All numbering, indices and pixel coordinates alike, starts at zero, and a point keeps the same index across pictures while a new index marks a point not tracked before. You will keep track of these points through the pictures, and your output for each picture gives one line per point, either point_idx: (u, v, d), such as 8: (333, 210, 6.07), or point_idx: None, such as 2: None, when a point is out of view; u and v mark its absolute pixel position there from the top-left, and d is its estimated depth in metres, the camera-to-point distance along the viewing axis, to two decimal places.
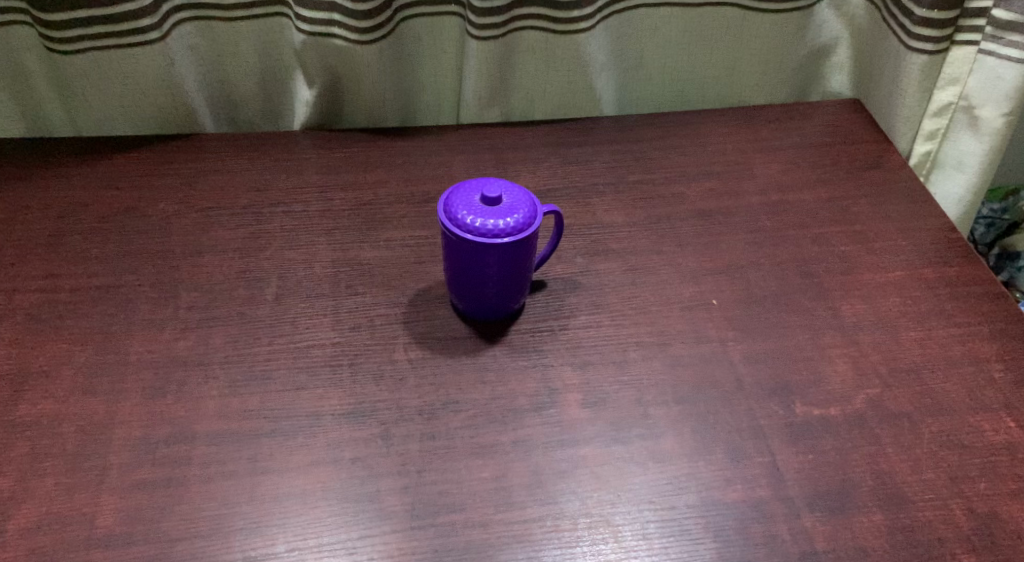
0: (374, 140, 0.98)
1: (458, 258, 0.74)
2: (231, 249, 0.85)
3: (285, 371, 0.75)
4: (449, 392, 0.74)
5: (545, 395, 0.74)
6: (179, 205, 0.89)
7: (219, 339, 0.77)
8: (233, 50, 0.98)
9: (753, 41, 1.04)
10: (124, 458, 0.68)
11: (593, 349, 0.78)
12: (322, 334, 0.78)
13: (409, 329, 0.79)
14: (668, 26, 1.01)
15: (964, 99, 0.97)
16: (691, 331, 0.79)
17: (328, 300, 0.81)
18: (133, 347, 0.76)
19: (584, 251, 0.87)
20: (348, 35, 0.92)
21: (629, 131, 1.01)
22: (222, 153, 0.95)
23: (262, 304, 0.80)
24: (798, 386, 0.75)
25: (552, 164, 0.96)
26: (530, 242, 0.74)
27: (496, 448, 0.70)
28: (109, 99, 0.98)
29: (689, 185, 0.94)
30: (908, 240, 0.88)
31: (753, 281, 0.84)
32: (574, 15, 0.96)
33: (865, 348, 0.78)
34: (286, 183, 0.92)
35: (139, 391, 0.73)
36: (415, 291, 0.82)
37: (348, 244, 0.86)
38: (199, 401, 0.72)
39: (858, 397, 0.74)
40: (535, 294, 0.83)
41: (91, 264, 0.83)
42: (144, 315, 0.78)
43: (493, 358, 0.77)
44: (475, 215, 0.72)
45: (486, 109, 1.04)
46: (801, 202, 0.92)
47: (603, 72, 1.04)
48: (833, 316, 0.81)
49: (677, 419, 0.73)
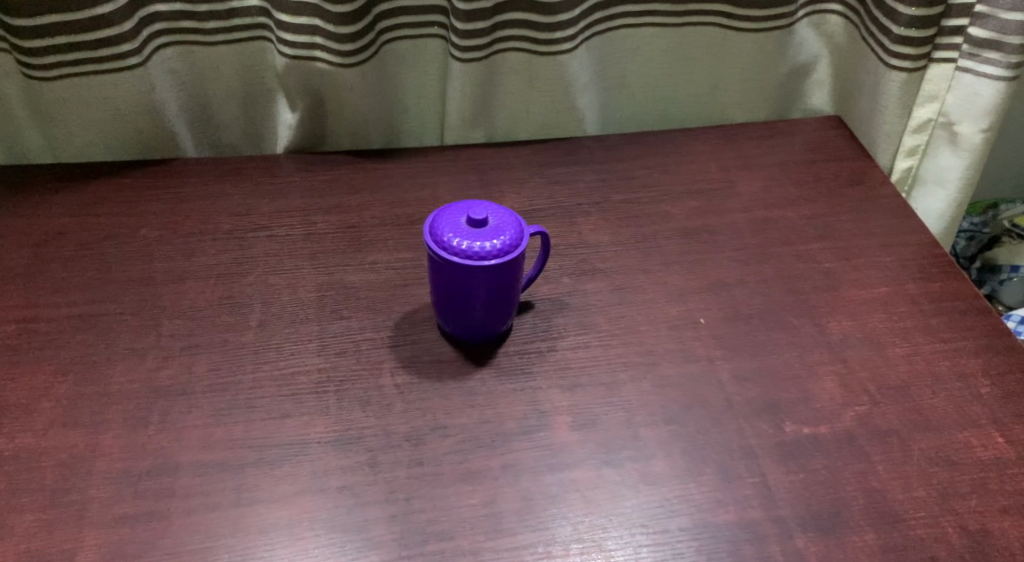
0: (357, 163, 0.98)
1: (445, 281, 0.74)
2: (213, 275, 0.84)
3: (270, 399, 0.74)
4: (438, 417, 0.73)
5: (534, 418, 0.73)
6: (160, 232, 0.88)
7: (202, 367, 0.76)
8: (214, 74, 0.97)
9: (735, 60, 1.05)
10: (105, 491, 0.67)
11: (582, 370, 0.77)
12: (308, 360, 0.77)
13: (395, 353, 0.78)
14: (650, 46, 1.02)
15: (943, 116, 0.99)
16: (679, 350, 0.79)
17: (313, 325, 0.80)
18: (114, 377, 0.75)
19: (571, 271, 0.87)
20: (330, 59, 0.92)
21: (613, 151, 1.01)
22: (203, 178, 0.94)
23: (246, 330, 0.79)
24: (787, 404, 0.75)
25: (536, 183, 0.96)
26: (517, 264, 0.73)
27: (486, 473, 0.69)
28: (88, 125, 0.97)
29: (674, 204, 0.94)
30: (893, 256, 0.88)
31: (739, 299, 0.84)
32: (556, 36, 0.96)
33: (853, 365, 0.78)
34: (270, 208, 0.91)
35: (121, 422, 0.71)
36: (401, 314, 0.82)
37: (333, 268, 0.85)
38: (182, 431, 0.71)
39: (847, 414, 0.74)
40: (522, 314, 0.82)
41: (72, 293, 0.81)
42: (126, 343, 0.77)
43: (481, 381, 0.76)
44: (462, 238, 0.71)
45: (470, 130, 1.04)
46: (785, 219, 0.92)
47: (586, 92, 1.04)
48: (820, 333, 0.81)
49: (667, 439, 0.72)
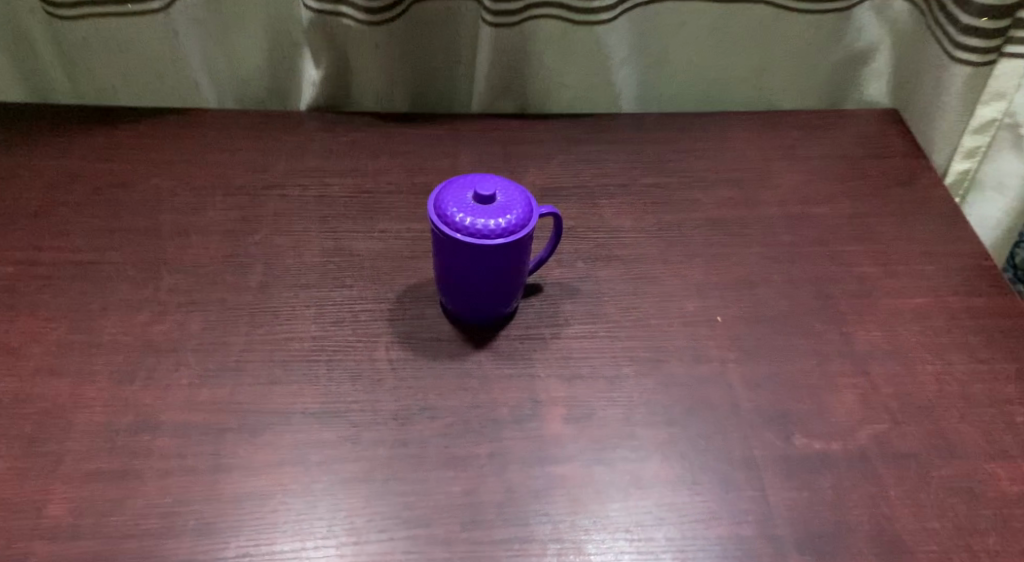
0: (379, 126, 0.95)
1: (448, 259, 0.71)
2: (220, 231, 0.82)
3: (261, 364, 0.72)
4: (428, 398, 0.70)
5: (528, 407, 0.70)
6: (173, 183, 0.87)
7: (196, 326, 0.74)
8: (240, 25, 0.94)
9: (785, 43, 0.98)
10: (82, 445, 0.66)
11: (584, 361, 0.73)
12: (304, 327, 0.75)
13: (393, 328, 0.76)
14: (695, 23, 0.95)
15: (1009, 115, 0.92)
16: (691, 348, 0.75)
17: (313, 290, 0.78)
18: (108, 328, 0.73)
19: (587, 256, 0.83)
20: (355, 15, 0.89)
21: (646, 132, 0.96)
22: (222, 133, 0.93)
23: (245, 292, 0.77)
24: (800, 415, 0.70)
25: (562, 161, 0.92)
26: (524, 245, 0.71)
27: (470, 461, 0.66)
28: (111, 68, 0.95)
29: (704, 193, 0.90)
30: (935, 265, 0.82)
31: (762, 299, 0.79)
32: (593, 5, 0.91)
33: (876, 379, 0.73)
34: (285, 166, 0.90)
35: (107, 375, 0.70)
36: (403, 287, 0.79)
37: (341, 234, 0.83)
38: (167, 389, 0.70)
39: (865, 432, 0.69)
40: (529, 297, 0.79)
41: (76, 239, 0.80)
42: (124, 295, 0.76)
43: (477, 365, 0.73)
44: (466, 214, 0.69)
45: (498, 99, 0.99)
46: (821, 216, 0.87)
47: (623, 67, 0.98)
48: (844, 341, 0.75)
49: (665, 441, 0.68)
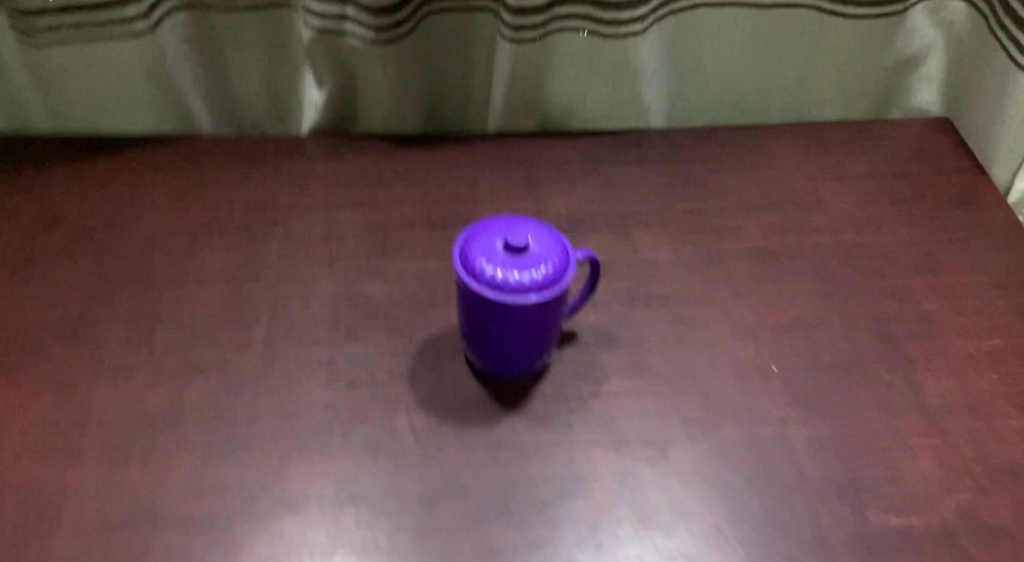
0: (389, 150, 0.87)
1: (477, 315, 0.64)
2: (219, 278, 0.75)
3: (270, 438, 0.64)
4: (458, 474, 0.63)
5: (570, 484, 0.63)
6: (166, 223, 0.79)
7: (195, 393, 0.67)
8: (234, 44, 0.86)
9: (829, 49, 0.90)
10: (72, 543, 0.59)
11: (629, 424, 0.66)
12: (315, 391, 0.67)
13: (414, 389, 0.68)
14: (732, 30, 0.87)
15: None
16: (746, 406, 0.67)
17: (324, 347, 0.70)
18: (97, 399, 0.66)
19: (624, 296, 0.75)
20: (362, 33, 0.81)
21: (679, 149, 0.88)
22: (218, 162, 0.85)
23: (249, 350, 0.70)
24: (873, 485, 0.63)
25: (590, 185, 0.85)
26: (561, 297, 0.63)
27: (509, 550, 0.59)
28: (94, 95, 0.87)
29: (748, 219, 0.82)
30: (1007, 300, 0.75)
31: (820, 344, 0.72)
32: (624, 16, 0.83)
33: (955, 438, 0.65)
34: (288, 199, 0.82)
35: (98, 458, 0.63)
36: (424, 340, 0.71)
37: (353, 277, 0.75)
38: (166, 472, 0.62)
39: (947, 504, 0.62)
40: (563, 347, 0.71)
41: (61, 293, 0.73)
42: (115, 359, 0.68)
43: (510, 431, 0.66)
44: (496, 267, 0.61)
45: (518, 117, 0.91)
46: (878, 244, 0.79)
47: (654, 79, 0.90)
48: (915, 393, 0.68)
49: (726, 521, 0.61)
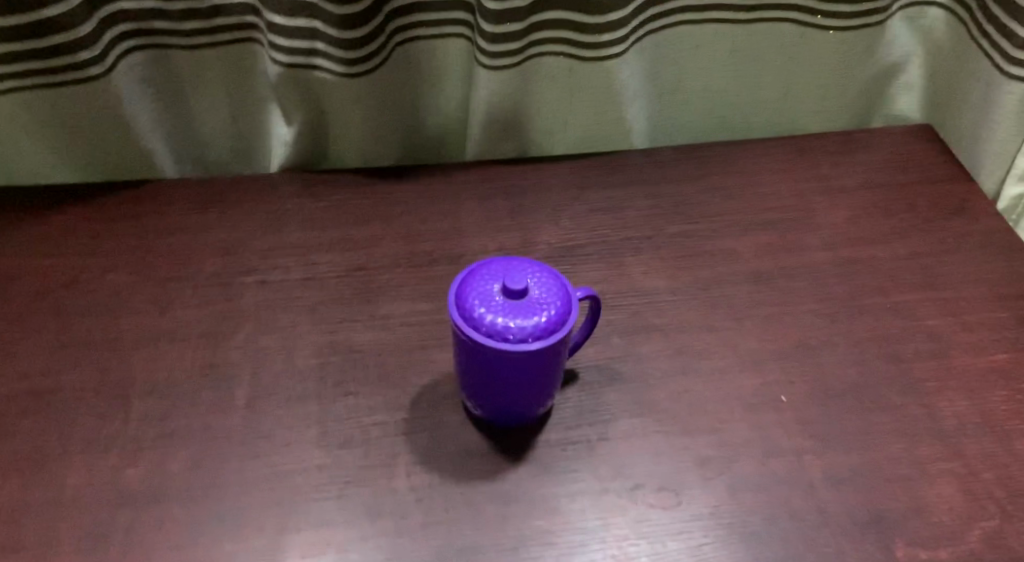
0: (365, 185, 0.83)
1: (476, 364, 0.60)
2: (194, 334, 0.70)
3: (261, 509, 0.60)
4: (466, 535, 0.59)
5: (584, 538, 0.60)
6: (133, 277, 0.74)
7: (177, 464, 0.62)
8: (196, 82, 0.82)
9: (810, 61, 0.88)
10: None
11: (641, 468, 0.63)
12: (307, 453, 0.63)
13: (412, 444, 0.64)
14: (713, 46, 0.85)
15: None
16: (760, 441, 0.65)
17: (312, 403, 0.66)
18: (70, 478, 0.61)
19: (622, 328, 0.72)
20: (334, 68, 0.77)
21: (665, 170, 0.86)
22: (184, 208, 0.80)
23: (232, 412, 0.65)
24: (896, 518, 0.61)
25: (577, 213, 0.81)
26: (564, 342, 0.60)
27: None
28: (47, 143, 0.82)
29: (741, 239, 0.80)
30: (1010, 312, 0.73)
31: (827, 368, 0.69)
32: (602, 39, 0.80)
33: (974, 463, 0.64)
34: (262, 243, 0.77)
35: (76, 544, 0.58)
36: (418, 388, 0.68)
37: (337, 324, 0.71)
38: (152, 555, 0.58)
39: (973, 533, 0.60)
40: (566, 388, 0.68)
41: (24, 362, 0.68)
42: (87, 431, 0.64)
43: (517, 483, 0.62)
44: (495, 313, 0.58)
45: (497, 143, 0.88)
46: (875, 260, 0.78)
47: (637, 99, 0.87)
48: (930, 417, 0.66)
49: None
